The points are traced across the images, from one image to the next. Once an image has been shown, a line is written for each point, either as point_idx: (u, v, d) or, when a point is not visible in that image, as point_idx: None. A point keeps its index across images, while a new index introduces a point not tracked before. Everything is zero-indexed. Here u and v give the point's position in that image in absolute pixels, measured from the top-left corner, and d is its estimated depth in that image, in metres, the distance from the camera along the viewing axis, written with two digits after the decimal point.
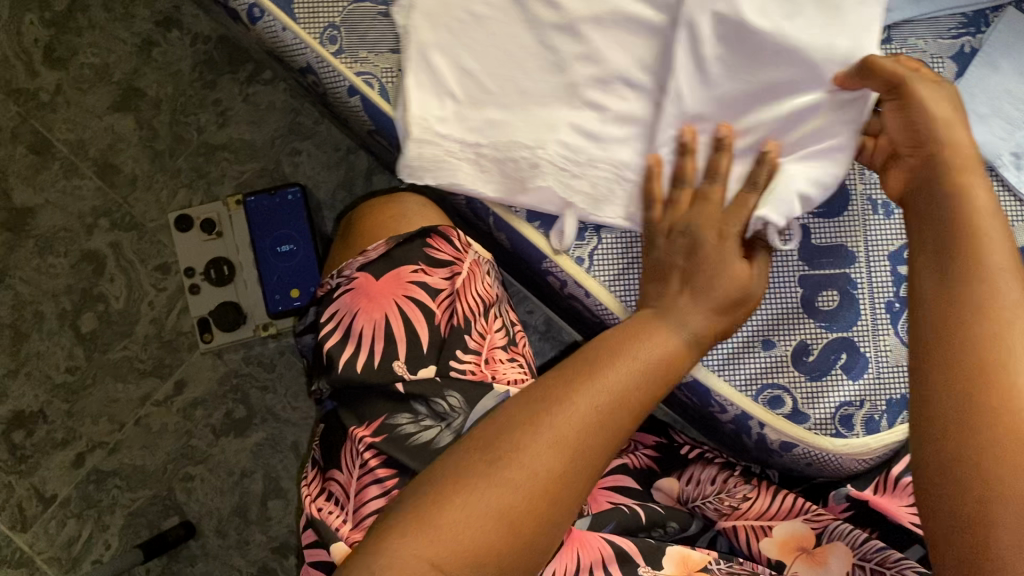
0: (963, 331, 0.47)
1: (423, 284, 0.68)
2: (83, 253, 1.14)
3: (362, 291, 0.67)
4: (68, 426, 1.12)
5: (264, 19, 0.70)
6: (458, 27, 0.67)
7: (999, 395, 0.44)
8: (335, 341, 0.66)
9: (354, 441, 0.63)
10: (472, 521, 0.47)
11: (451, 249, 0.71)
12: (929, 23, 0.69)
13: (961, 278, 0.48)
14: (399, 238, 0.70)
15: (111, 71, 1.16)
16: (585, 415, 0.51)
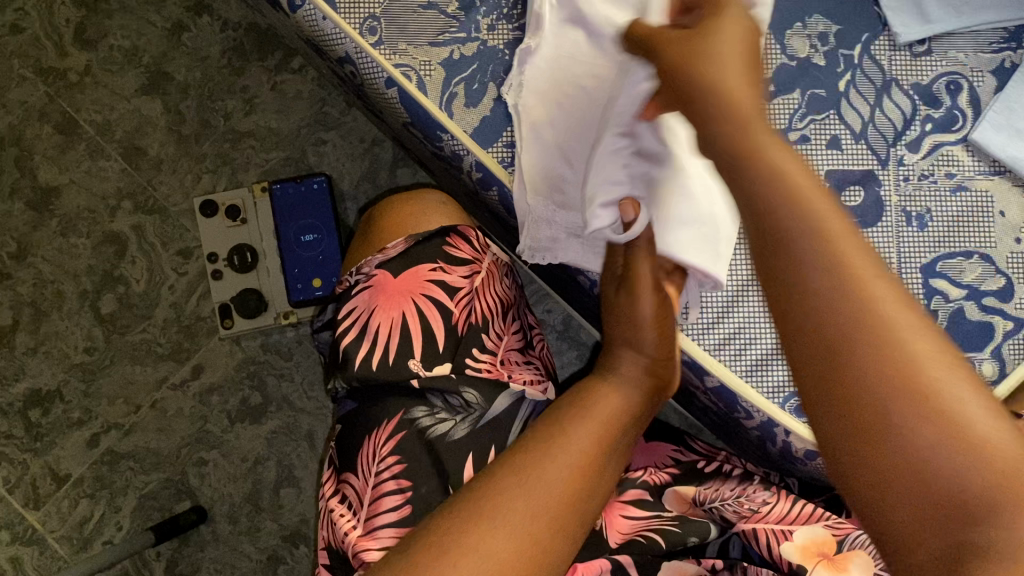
0: (796, 293, 0.37)
1: (443, 283, 0.67)
2: (105, 235, 1.15)
3: (380, 288, 0.66)
4: (84, 406, 1.13)
5: (305, 7, 0.69)
6: (565, 101, 0.65)
7: (867, 333, 0.35)
8: (352, 339, 0.65)
9: (372, 444, 0.62)
10: (495, 558, 0.47)
11: (471, 247, 0.71)
12: (969, 36, 0.69)
13: (769, 227, 0.38)
14: (419, 236, 0.69)
15: (140, 54, 1.16)
16: (568, 458, 0.54)
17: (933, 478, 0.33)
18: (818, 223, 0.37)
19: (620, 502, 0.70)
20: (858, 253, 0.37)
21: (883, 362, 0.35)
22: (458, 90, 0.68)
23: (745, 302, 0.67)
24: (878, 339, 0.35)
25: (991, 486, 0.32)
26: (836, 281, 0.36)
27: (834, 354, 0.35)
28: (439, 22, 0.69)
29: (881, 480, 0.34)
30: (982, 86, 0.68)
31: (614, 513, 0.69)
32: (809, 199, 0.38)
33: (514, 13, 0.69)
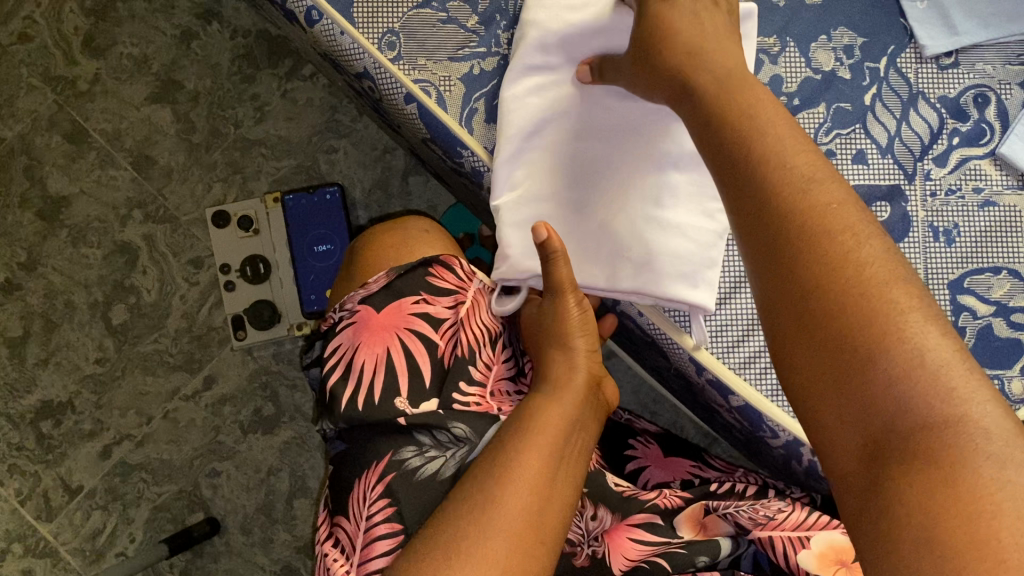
0: (762, 225, 0.42)
1: (427, 317, 0.66)
2: (116, 245, 1.14)
3: (364, 324, 0.65)
4: (96, 417, 1.12)
5: (322, 21, 0.68)
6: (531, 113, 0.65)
7: (809, 258, 0.40)
8: (337, 379, 0.64)
9: (364, 485, 0.61)
10: None
11: (455, 277, 0.69)
12: (997, 48, 0.68)
13: (740, 160, 0.44)
14: (400, 268, 0.68)
15: (149, 62, 1.15)
16: (537, 469, 0.50)
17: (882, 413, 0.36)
18: (775, 155, 0.43)
19: (630, 524, 0.68)
20: (830, 199, 0.41)
21: (837, 275, 0.39)
22: (478, 106, 0.68)
23: None
24: (831, 262, 0.39)
25: (937, 408, 0.35)
26: (799, 223, 0.41)
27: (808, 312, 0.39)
28: (459, 37, 0.68)
29: (839, 399, 0.37)
30: (1010, 99, 0.67)
31: (619, 535, 0.67)
32: (771, 137, 0.44)
33: None
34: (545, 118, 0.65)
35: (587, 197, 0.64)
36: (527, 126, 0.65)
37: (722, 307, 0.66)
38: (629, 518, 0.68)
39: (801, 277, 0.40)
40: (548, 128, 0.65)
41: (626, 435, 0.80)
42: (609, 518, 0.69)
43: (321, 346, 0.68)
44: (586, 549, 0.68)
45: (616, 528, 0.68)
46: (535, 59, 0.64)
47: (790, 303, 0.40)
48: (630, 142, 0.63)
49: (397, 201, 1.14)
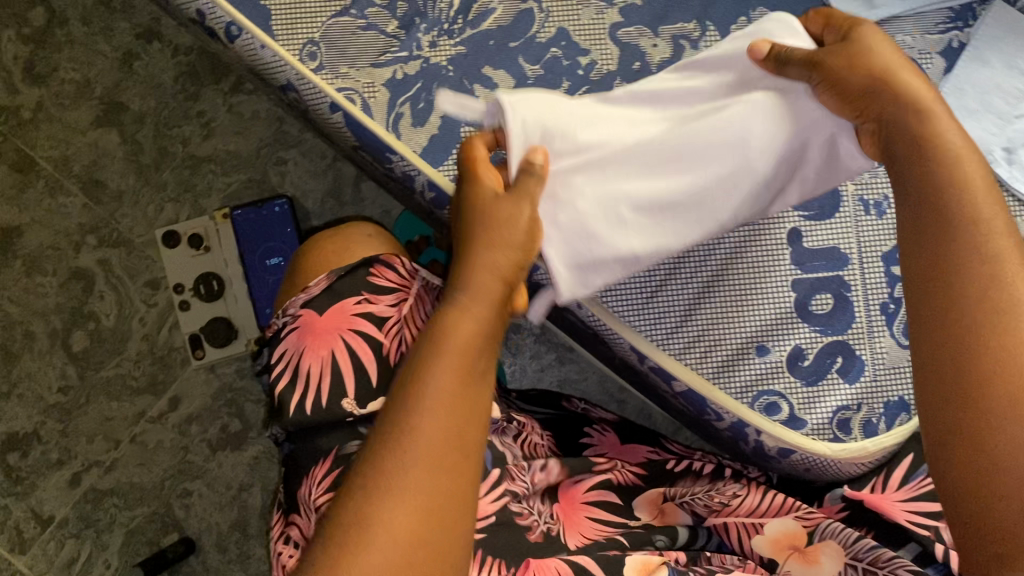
0: (945, 270, 0.46)
1: (370, 316, 0.64)
2: (71, 271, 1.13)
3: (308, 329, 0.64)
4: (62, 446, 1.12)
5: (242, 37, 0.67)
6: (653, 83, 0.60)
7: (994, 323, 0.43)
8: (285, 385, 0.63)
9: (310, 483, 0.61)
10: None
11: (397, 275, 0.67)
12: (915, 18, 0.68)
13: (952, 205, 0.47)
14: (340, 270, 0.66)
15: (92, 86, 1.15)
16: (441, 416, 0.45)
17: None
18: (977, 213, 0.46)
19: (587, 503, 0.68)
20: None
21: (1001, 349, 0.43)
22: (404, 110, 0.67)
23: (704, 307, 0.66)
24: (1000, 328, 0.43)
25: None
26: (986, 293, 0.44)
27: (966, 343, 0.44)
28: (380, 43, 0.68)
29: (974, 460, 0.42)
30: (932, 69, 0.68)
31: (570, 510, 0.67)
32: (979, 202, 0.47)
33: (455, 28, 0.68)
34: (669, 96, 0.59)
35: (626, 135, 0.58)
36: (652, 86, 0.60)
37: (658, 299, 0.66)
38: (581, 494, 0.69)
39: (970, 307, 0.44)
40: (670, 102, 0.60)
41: (582, 424, 0.80)
42: (556, 469, 0.70)
43: (267, 354, 0.67)
44: (542, 525, 0.64)
45: (563, 492, 0.69)
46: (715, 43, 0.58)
47: (945, 332, 0.45)
48: (724, 140, 0.57)
49: (350, 208, 1.14)
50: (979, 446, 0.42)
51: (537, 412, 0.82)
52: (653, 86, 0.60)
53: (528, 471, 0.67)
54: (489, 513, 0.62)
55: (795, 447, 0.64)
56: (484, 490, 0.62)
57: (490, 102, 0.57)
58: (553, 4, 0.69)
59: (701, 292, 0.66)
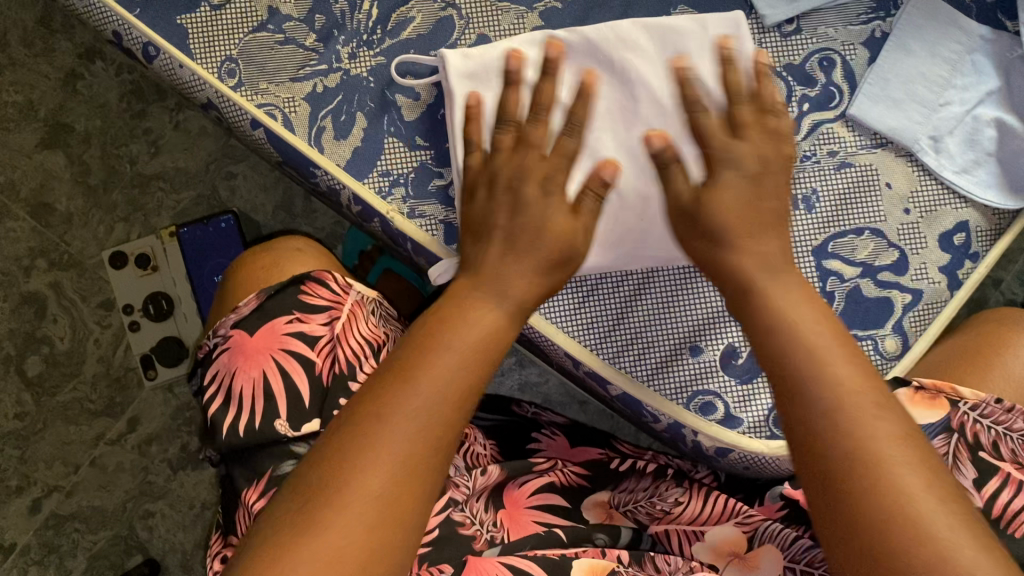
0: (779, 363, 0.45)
1: (303, 335, 0.61)
2: (22, 296, 1.12)
3: (238, 349, 0.61)
4: (21, 472, 1.11)
5: (160, 57, 0.67)
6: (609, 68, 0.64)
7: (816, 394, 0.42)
8: (218, 406, 0.60)
9: (246, 505, 0.57)
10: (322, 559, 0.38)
11: (330, 292, 0.64)
12: (838, 10, 0.68)
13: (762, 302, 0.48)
14: (270, 288, 0.63)
15: (36, 108, 1.14)
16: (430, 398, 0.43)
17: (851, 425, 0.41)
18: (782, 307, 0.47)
19: (532, 508, 0.64)
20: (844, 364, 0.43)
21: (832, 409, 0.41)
22: (326, 124, 0.67)
23: (638, 307, 0.66)
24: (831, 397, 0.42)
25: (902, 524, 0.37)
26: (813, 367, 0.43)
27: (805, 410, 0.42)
28: (299, 57, 0.67)
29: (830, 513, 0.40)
30: (856, 60, 0.68)
31: (515, 516, 0.63)
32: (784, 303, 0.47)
33: (374, 38, 0.68)
34: (621, 75, 0.63)
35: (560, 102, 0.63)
36: (611, 60, 0.64)
37: (590, 303, 0.66)
38: (526, 498, 0.65)
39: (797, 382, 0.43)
40: (616, 82, 0.63)
41: (530, 430, 0.77)
42: (497, 473, 0.66)
43: (200, 376, 0.64)
44: (485, 533, 0.61)
45: (508, 495, 0.65)
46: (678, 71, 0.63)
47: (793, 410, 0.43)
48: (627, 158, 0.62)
49: (302, 221, 1.13)
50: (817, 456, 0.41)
51: (484, 420, 0.79)
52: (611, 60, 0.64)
53: (470, 473, 0.64)
54: (433, 526, 0.59)
55: (731, 447, 0.64)
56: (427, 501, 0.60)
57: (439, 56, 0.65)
58: (472, 10, 0.68)
59: (635, 290, 0.66)
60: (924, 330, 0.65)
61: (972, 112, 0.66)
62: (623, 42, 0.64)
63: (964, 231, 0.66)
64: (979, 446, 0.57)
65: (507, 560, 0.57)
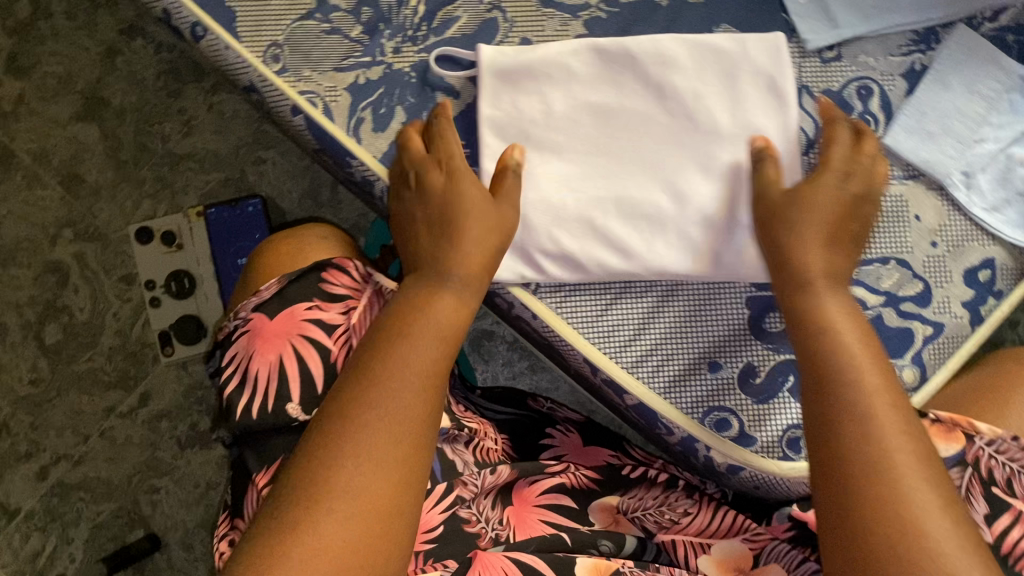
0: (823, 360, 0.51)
1: (322, 322, 0.60)
2: (46, 265, 1.13)
3: (257, 332, 0.60)
4: (32, 438, 1.12)
5: (207, 37, 0.68)
6: (646, 75, 0.65)
7: (844, 388, 0.49)
8: (233, 388, 0.59)
9: (254, 488, 0.58)
10: (333, 519, 0.44)
11: (348, 280, 0.62)
12: (878, 40, 0.68)
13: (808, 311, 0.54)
14: (292, 274, 0.62)
15: (74, 80, 1.15)
16: (401, 386, 0.49)
17: (868, 417, 0.47)
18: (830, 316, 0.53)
19: (540, 507, 0.65)
20: (876, 370, 0.50)
21: (856, 401, 0.48)
22: (365, 115, 0.67)
23: (658, 320, 0.66)
24: (854, 393, 0.48)
25: (886, 499, 0.44)
26: (845, 368, 0.50)
27: (836, 393, 0.49)
28: (343, 47, 0.68)
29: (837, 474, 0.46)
30: (894, 90, 0.68)
31: (522, 512, 0.64)
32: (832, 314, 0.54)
33: (418, 34, 0.68)
34: (657, 86, 0.65)
35: (595, 110, 0.65)
36: (648, 66, 0.65)
37: (610, 312, 0.66)
38: (535, 497, 0.65)
39: (832, 376, 0.50)
40: (652, 92, 0.65)
41: (545, 424, 0.78)
42: (506, 473, 0.64)
43: (217, 356, 0.63)
44: (491, 531, 0.61)
45: (518, 492, 0.65)
46: (716, 89, 0.64)
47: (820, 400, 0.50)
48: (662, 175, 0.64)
49: (327, 210, 1.14)
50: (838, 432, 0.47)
51: (499, 413, 0.79)
52: (647, 68, 0.65)
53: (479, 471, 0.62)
54: (436, 523, 0.59)
55: (742, 465, 0.64)
56: (432, 502, 0.59)
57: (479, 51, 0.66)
58: (517, 14, 0.69)
59: (651, 302, 0.66)
60: (942, 362, 0.66)
61: (1006, 151, 0.66)
62: (661, 49, 0.65)
63: (989, 268, 0.66)
64: (993, 481, 0.57)
65: (513, 556, 0.58)
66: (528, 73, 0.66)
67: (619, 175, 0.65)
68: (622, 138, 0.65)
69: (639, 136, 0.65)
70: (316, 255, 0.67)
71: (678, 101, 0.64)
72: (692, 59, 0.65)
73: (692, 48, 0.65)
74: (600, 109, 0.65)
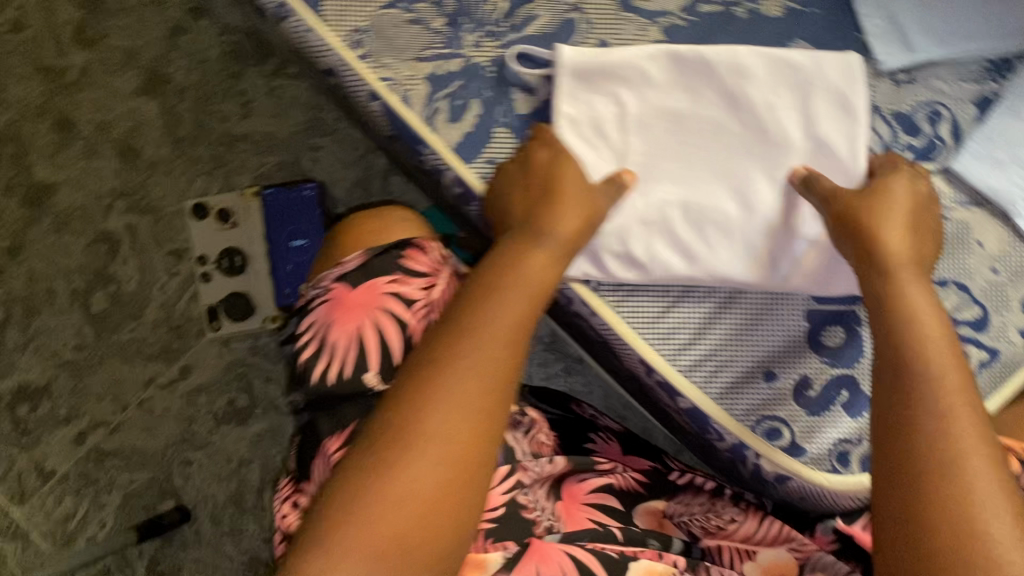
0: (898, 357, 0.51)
1: (400, 296, 0.62)
2: (98, 233, 1.15)
3: (338, 302, 0.62)
4: (71, 402, 1.13)
5: (291, 19, 0.69)
6: (720, 84, 0.66)
7: (919, 388, 0.49)
8: (310, 354, 0.61)
9: (324, 453, 0.58)
10: (421, 469, 0.46)
11: (428, 259, 0.65)
12: (951, 66, 0.69)
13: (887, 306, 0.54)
14: (377, 249, 0.65)
15: (138, 55, 1.17)
16: (489, 345, 0.51)
17: (940, 418, 0.47)
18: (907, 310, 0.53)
19: (588, 505, 0.65)
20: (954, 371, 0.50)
21: (929, 402, 0.48)
22: (441, 105, 0.69)
23: (718, 325, 0.67)
24: (928, 394, 0.49)
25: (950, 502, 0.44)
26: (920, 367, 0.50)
27: (909, 394, 0.49)
28: (424, 38, 0.70)
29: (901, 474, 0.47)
30: (963, 116, 0.69)
31: (571, 507, 0.65)
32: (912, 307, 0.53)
33: (499, 30, 0.70)
34: (730, 95, 0.65)
35: (667, 114, 0.66)
36: (722, 74, 0.66)
37: (670, 314, 0.67)
38: (584, 494, 0.66)
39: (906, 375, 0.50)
40: (725, 100, 0.66)
41: (586, 428, 0.78)
42: (563, 463, 0.67)
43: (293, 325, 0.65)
44: (545, 521, 0.62)
45: (566, 488, 0.66)
46: (787, 100, 0.65)
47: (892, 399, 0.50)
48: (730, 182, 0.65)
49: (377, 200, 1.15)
50: (907, 432, 0.48)
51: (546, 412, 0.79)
52: (721, 76, 0.66)
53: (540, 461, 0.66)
54: (498, 504, 0.61)
55: (792, 476, 0.65)
56: (495, 482, 0.62)
57: (557, 52, 0.67)
58: (598, 16, 0.70)
59: (711, 305, 0.67)
60: (999, 386, 0.66)
61: None
62: (737, 58, 0.65)
63: None
64: None
65: (569, 544, 0.59)
66: (604, 74, 0.67)
67: (688, 179, 0.66)
68: (692, 143, 0.66)
69: (709, 143, 0.66)
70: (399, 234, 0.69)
71: (749, 110, 0.65)
72: (766, 70, 0.65)
73: (765, 58, 0.65)
74: (673, 114, 0.66)
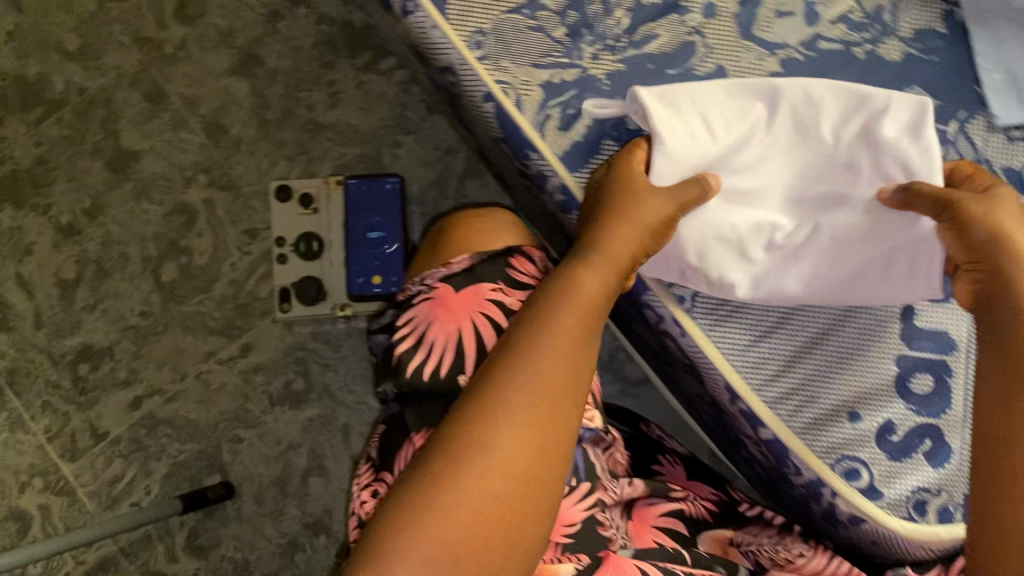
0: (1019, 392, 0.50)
1: (502, 304, 0.63)
2: (176, 205, 1.18)
3: (441, 302, 0.63)
4: (131, 367, 1.15)
5: (417, 13, 0.71)
6: (795, 115, 0.63)
7: None
8: (407, 347, 0.61)
9: (409, 447, 0.60)
10: (486, 479, 0.47)
11: (534, 270, 0.67)
12: None
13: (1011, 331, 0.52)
14: (484, 254, 0.66)
15: (235, 36, 1.20)
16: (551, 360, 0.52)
17: None
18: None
19: (658, 528, 0.66)
20: None
21: None
22: (553, 113, 0.69)
23: (803, 362, 0.67)
24: None
25: None
26: None
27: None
28: (544, 45, 0.71)
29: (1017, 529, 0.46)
30: None
31: (641, 529, 0.65)
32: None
33: (618, 45, 0.70)
34: (807, 126, 0.62)
35: (748, 148, 0.63)
36: (796, 106, 0.63)
37: (759, 344, 0.67)
38: (654, 517, 0.67)
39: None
40: (803, 131, 0.63)
41: (655, 450, 0.79)
42: (641, 488, 0.68)
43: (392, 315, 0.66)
44: (619, 537, 0.62)
45: (637, 510, 0.67)
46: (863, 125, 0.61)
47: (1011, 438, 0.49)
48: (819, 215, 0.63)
49: (451, 202, 1.16)
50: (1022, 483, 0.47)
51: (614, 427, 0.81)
52: (795, 108, 0.63)
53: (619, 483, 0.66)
54: (576, 521, 0.60)
55: (867, 518, 0.64)
56: (575, 498, 0.60)
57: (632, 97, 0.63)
58: (717, 41, 0.71)
59: (795, 341, 0.67)
60: None
61: None
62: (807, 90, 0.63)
63: None
64: None
65: (640, 563, 0.60)
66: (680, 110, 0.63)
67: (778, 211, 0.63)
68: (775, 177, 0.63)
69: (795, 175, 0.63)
70: (503, 238, 0.71)
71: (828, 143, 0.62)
72: (837, 100, 0.62)
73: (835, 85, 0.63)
74: (755, 149, 0.63)
